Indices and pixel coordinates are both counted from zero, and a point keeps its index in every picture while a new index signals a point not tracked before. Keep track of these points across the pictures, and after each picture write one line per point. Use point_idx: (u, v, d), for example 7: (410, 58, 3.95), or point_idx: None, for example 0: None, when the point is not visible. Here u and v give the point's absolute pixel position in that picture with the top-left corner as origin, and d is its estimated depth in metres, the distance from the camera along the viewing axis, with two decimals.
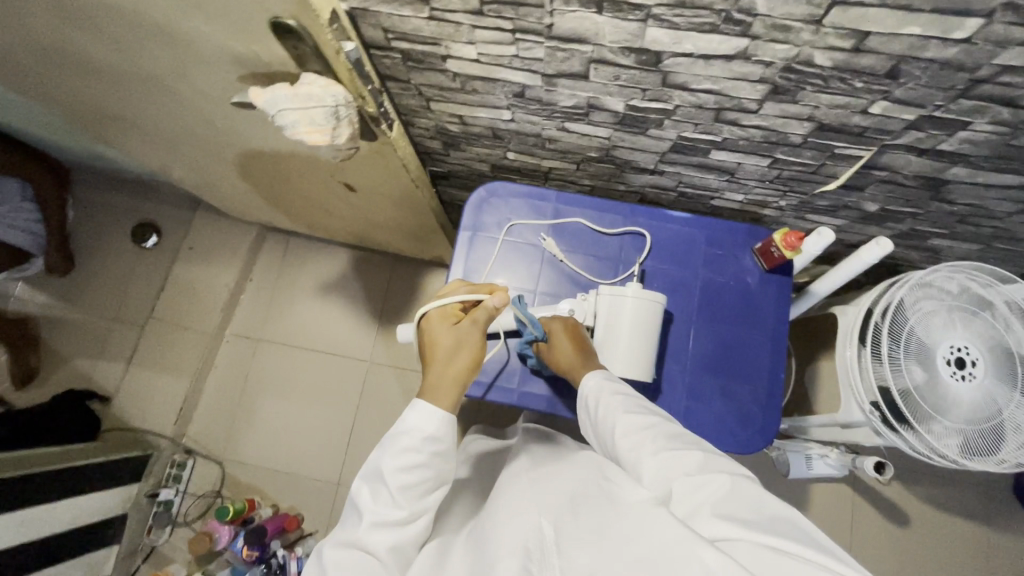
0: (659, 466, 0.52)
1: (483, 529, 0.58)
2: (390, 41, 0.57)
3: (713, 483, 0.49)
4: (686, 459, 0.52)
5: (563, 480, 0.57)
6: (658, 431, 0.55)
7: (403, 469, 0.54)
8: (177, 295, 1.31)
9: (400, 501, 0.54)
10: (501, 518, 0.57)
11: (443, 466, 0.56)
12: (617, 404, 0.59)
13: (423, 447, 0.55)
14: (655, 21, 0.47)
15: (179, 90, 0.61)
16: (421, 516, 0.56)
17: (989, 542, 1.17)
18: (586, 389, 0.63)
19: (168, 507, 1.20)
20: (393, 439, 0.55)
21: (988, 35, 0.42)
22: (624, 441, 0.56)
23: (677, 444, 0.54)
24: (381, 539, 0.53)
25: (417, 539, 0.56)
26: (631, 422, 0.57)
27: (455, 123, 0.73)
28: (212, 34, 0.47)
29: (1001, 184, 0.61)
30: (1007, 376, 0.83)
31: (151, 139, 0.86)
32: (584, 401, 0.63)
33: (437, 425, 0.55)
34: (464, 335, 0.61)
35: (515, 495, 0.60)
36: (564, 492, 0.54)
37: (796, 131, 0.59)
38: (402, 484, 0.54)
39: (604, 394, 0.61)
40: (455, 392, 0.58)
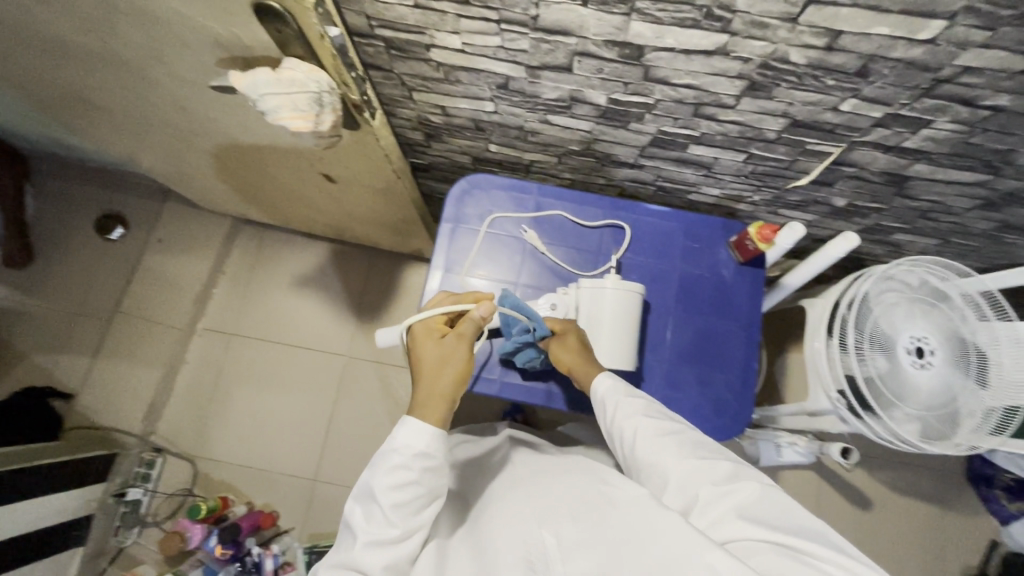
0: (684, 477, 0.55)
1: (480, 536, 0.61)
2: (374, 28, 0.57)
3: (740, 490, 0.53)
4: (715, 469, 0.55)
5: (560, 485, 0.61)
6: (679, 441, 0.58)
7: (395, 488, 0.54)
8: (144, 288, 1.27)
9: (393, 519, 0.55)
10: (498, 523, 0.60)
11: (435, 480, 0.57)
12: (636, 413, 0.61)
13: (413, 465, 0.55)
14: (639, 15, 0.48)
15: (151, 73, 0.60)
16: (416, 532, 0.57)
17: (944, 523, 1.24)
18: (598, 393, 0.65)
19: (136, 507, 1.16)
20: (382, 458, 0.56)
21: (951, 37, 0.44)
22: (645, 453, 0.58)
23: (699, 454, 0.57)
24: (376, 558, 0.54)
25: (413, 554, 0.57)
26: (650, 432, 0.59)
27: (437, 113, 0.73)
28: (190, 15, 0.45)
29: (960, 181, 0.65)
30: (961, 363, 0.88)
31: (119, 125, 0.83)
32: (599, 408, 0.64)
33: (426, 442, 0.56)
34: (451, 349, 0.60)
35: (514, 499, 0.63)
36: (565, 495, 0.58)
37: (771, 127, 0.61)
38: (394, 503, 0.54)
39: (621, 402, 0.63)
40: (443, 408, 0.58)
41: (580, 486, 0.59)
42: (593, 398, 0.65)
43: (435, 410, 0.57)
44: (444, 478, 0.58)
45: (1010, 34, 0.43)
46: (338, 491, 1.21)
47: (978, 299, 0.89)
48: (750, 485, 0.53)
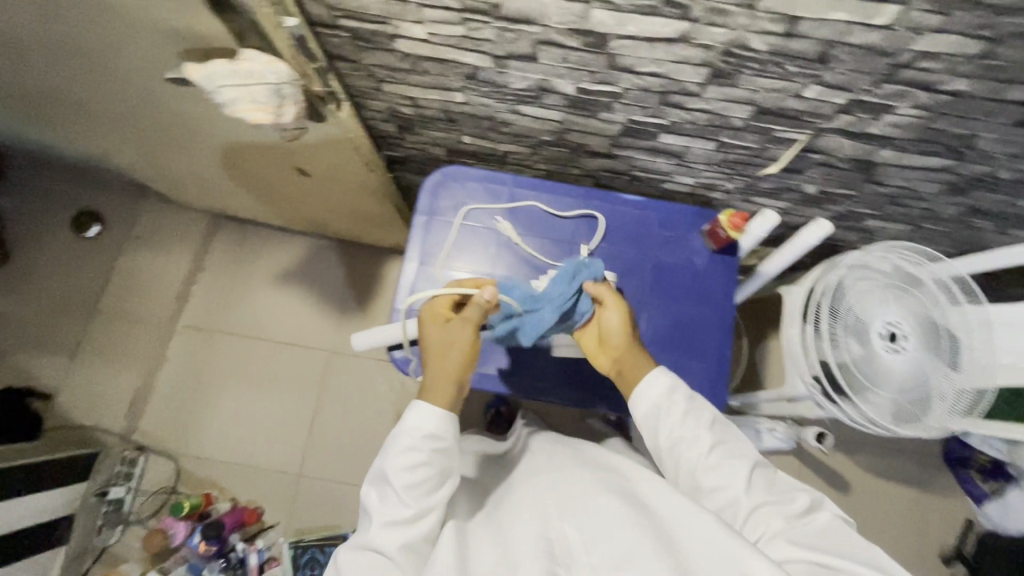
0: (755, 503, 0.56)
1: (496, 524, 0.62)
2: (337, 19, 0.56)
3: (815, 521, 0.54)
4: (788, 497, 0.56)
5: (583, 479, 0.61)
6: (750, 466, 0.58)
7: (406, 468, 0.57)
8: (123, 286, 1.26)
9: (406, 500, 0.56)
10: (516, 514, 0.61)
11: (445, 461, 0.59)
12: (703, 429, 0.60)
13: (423, 446, 0.57)
14: (599, 2, 0.48)
15: (111, 66, 0.58)
16: (431, 512, 0.58)
17: (922, 504, 1.26)
18: (658, 396, 0.62)
19: (119, 506, 1.16)
20: (392, 442, 0.58)
21: (906, 22, 0.44)
22: (713, 475, 0.58)
23: (765, 480, 0.58)
24: (391, 539, 0.56)
25: (429, 536, 0.58)
26: (718, 453, 0.59)
27: (408, 105, 0.73)
28: (142, 5, 0.45)
29: (925, 166, 0.65)
30: (934, 346, 0.89)
31: (87, 120, 0.81)
32: (657, 416, 0.62)
33: (435, 424, 0.58)
34: (456, 334, 0.62)
35: (534, 491, 0.64)
36: (591, 489, 0.59)
37: (738, 115, 0.61)
38: (407, 483, 0.56)
39: (688, 418, 0.61)
40: (449, 391, 0.60)
41: (606, 483, 0.60)
42: (648, 397, 0.62)
43: (441, 393, 0.59)
44: (456, 460, 0.60)
45: (963, 18, 0.43)
46: (323, 486, 1.21)
47: (949, 282, 0.90)
48: (824, 515, 0.55)
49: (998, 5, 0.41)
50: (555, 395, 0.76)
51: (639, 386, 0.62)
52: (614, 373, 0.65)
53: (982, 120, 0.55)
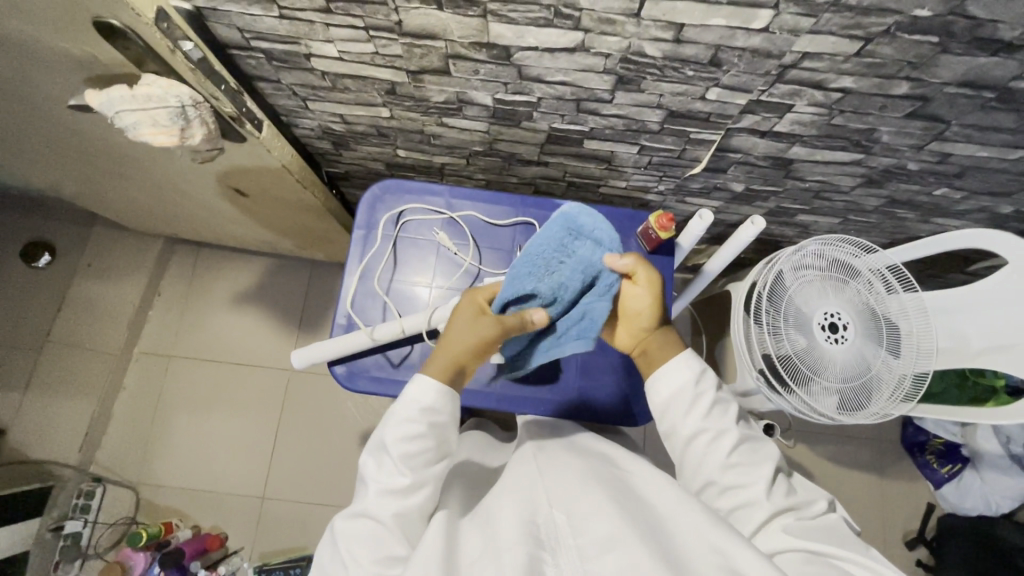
0: (775, 507, 0.56)
1: (479, 513, 0.58)
2: (249, 41, 0.57)
3: (828, 521, 0.56)
4: (807, 501, 0.58)
5: (574, 466, 0.59)
6: (773, 467, 0.59)
7: (406, 439, 0.56)
8: (76, 315, 1.23)
9: (403, 469, 0.56)
10: (500, 498, 0.57)
11: (442, 435, 0.58)
12: (729, 426, 0.60)
13: (423, 419, 0.57)
14: (494, 17, 0.49)
15: (24, 97, 0.58)
16: (426, 485, 0.57)
17: (884, 490, 1.28)
18: (684, 383, 0.61)
19: (77, 540, 1.14)
20: (393, 413, 0.58)
21: (782, 25, 0.46)
22: (733, 474, 0.58)
23: (783, 484, 0.59)
24: (386, 507, 0.55)
25: (423, 511, 0.57)
26: (740, 453, 0.59)
27: (338, 122, 0.74)
28: (38, 37, 0.45)
29: (837, 160, 0.68)
30: (873, 335, 0.91)
31: (18, 151, 0.81)
32: (681, 405, 0.61)
33: (434, 397, 0.58)
34: (479, 326, 0.61)
35: (521, 474, 0.60)
36: (585, 473, 0.57)
37: (652, 118, 0.63)
38: (408, 451, 0.56)
39: (714, 412, 0.61)
40: (448, 371, 0.59)
41: (598, 470, 0.57)
42: (673, 381, 0.62)
43: (439, 369, 0.59)
44: (456, 435, 0.60)
45: (832, 20, 0.45)
46: (288, 506, 1.20)
47: (884, 271, 0.92)
48: (834, 517, 0.57)
49: (860, 6, 0.43)
50: (500, 401, 0.76)
51: (660, 367, 0.63)
52: (636, 351, 0.66)
53: (876, 115, 0.57)
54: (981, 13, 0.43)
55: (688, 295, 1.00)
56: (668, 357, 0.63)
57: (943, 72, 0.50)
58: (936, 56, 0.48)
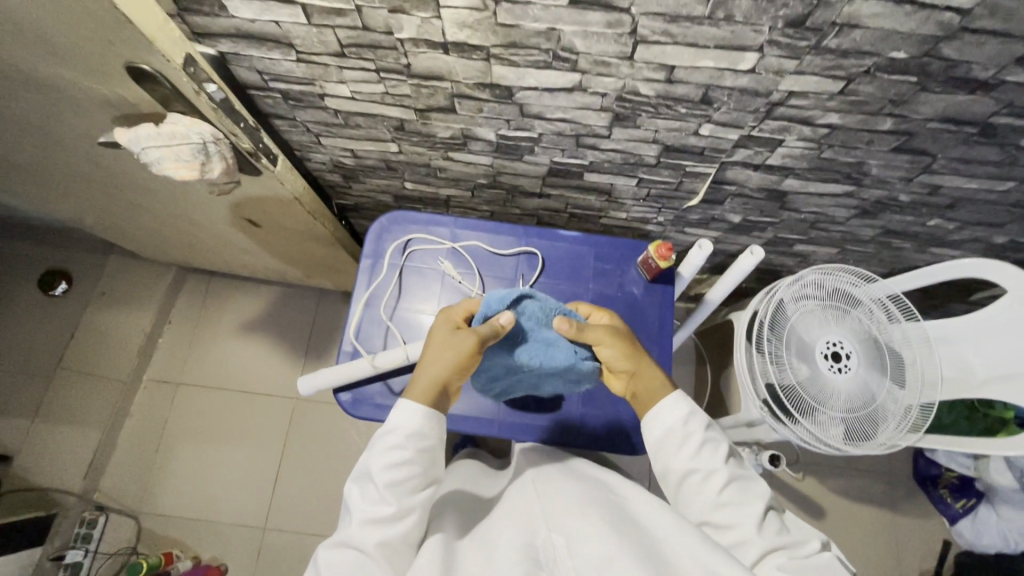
0: (767, 545, 0.55)
1: (480, 536, 0.59)
2: (267, 82, 0.61)
3: (822, 561, 0.54)
4: (801, 540, 0.57)
5: (574, 492, 0.59)
6: (762, 505, 0.58)
7: (390, 466, 0.57)
8: (86, 342, 1.24)
9: (386, 497, 0.56)
10: (501, 523, 0.58)
11: (428, 462, 0.59)
12: (718, 465, 0.60)
13: (408, 445, 0.58)
14: (497, 59, 0.53)
15: (56, 134, 0.62)
16: (410, 513, 0.57)
17: (896, 524, 1.25)
18: (674, 424, 0.62)
19: (77, 569, 1.13)
20: (378, 441, 0.59)
21: (767, 66, 0.49)
22: (724, 514, 0.58)
23: (775, 521, 0.58)
24: (369, 536, 0.55)
25: (408, 539, 0.57)
26: (731, 491, 0.59)
27: (348, 156, 0.77)
28: (74, 79, 0.48)
29: (830, 193, 0.70)
30: (875, 364, 0.91)
31: (44, 185, 0.85)
32: (671, 445, 0.62)
33: (419, 422, 0.59)
34: (457, 341, 0.61)
35: (521, 499, 0.61)
36: (584, 497, 0.57)
37: (648, 152, 0.66)
38: (392, 479, 0.57)
39: (704, 451, 0.61)
40: (430, 392, 0.60)
41: (596, 495, 0.58)
42: (666, 420, 0.62)
43: (422, 391, 0.60)
44: (442, 462, 0.61)
45: (814, 62, 0.48)
46: (288, 537, 1.18)
47: (885, 301, 0.93)
48: (829, 556, 0.55)
49: (840, 49, 0.46)
50: (501, 429, 0.76)
51: (654, 410, 0.63)
52: (630, 396, 0.67)
53: (864, 149, 0.59)
54: (955, 54, 0.45)
55: (690, 324, 1.01)
56: (661, 398, 0.63)
57: (924, 109, 0.52)
58: (916, 94, 0.50)
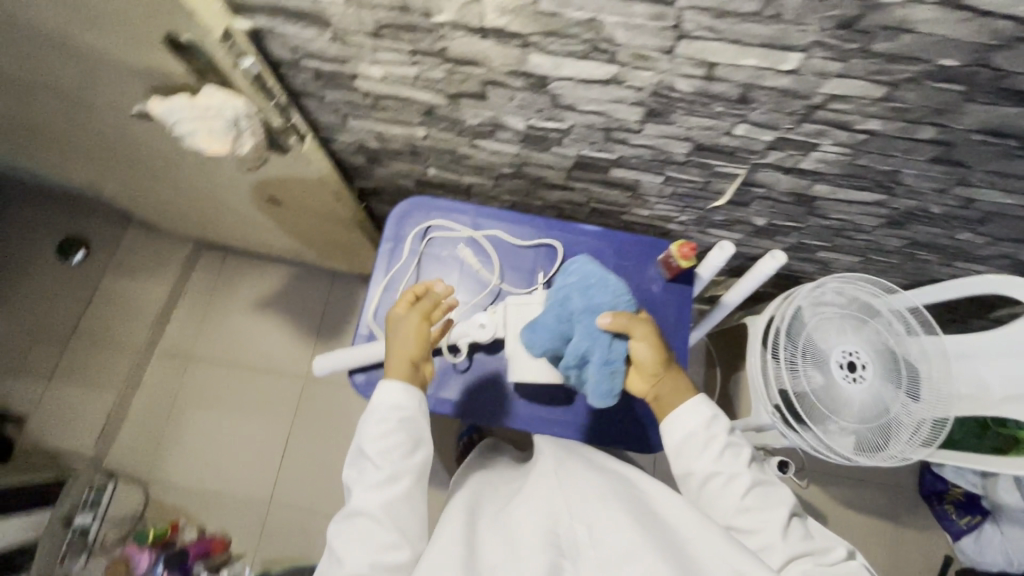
0: (791, 551, 0.56)
1: (500, 518, 0.60)
2: (300, 60, 0.60)
3: (847, 568, 0.55)
4: (826, 546, 0.57)
5: (595, 482, 0.59)
6: (786, 511, 0.59)
7: (377, 438, 0.61)
8: (103, 309, 1.27)
9: (378, 464, 0.60)
10: (522, 512, 0.59)
11: (414, 427, 0.62)
12: (741, 469, 0.62)
13: (389, 416, 0.62)
14: (534, 48, 0.52)
15: (87, 101, 0.62)
16: (406, 476, 0.60)
17: (899, 537, 1.24)
18: (698, 426, 0.64)
19: (84, 534, 1.15)
20: (366, 417, 0.63)
21: (811, 68, 0.48)
22: (747, 518, 0.59)
23: (800, 528, 0.59)
24: (371, 501, 0.58)
25: (408, 502, 0.60)
26: (754, 496, 0.60)
27: (374, 139, 0.77)
28: (112, 47, 0.48)
29: (861, 200, 0.69)
30: (891, 376, 0.90)
31: (70, 152, 0.85)
32: (694, 447, 0.63)
33: (398, 395, 0.62)
34: (402, 324, 0.66)
35: (540, 484, 0.62)
36: (604, 486, 0.58)
37: (679, 150, 0.65)
38: (383, 445, 0.60)
39: (727, 454, 0.63)
40: (403, 370, 0.64)
41: (614, 485, 0.59)
42: (689, 423, 0.64)
43: (396, 370, 0.64)
44: (428, 428, 0.63)
45: (860, 65, 0.47)
46: (293, 514, 1.20)
47: (904, 313, 0.92)
48: (854, 564, 0.56)
49: (888, 54, 0.45)
50: (512, 421, 0.76)
51: (673, 416, 0.64)
52: (648, 399, 0.67)
53: (901, 157, 0.58)
54: (1006, 65, 0.44)
55: (705, 325, 1.00)
56: (683, 402, 0.65)
57: (968, 119, 0.51)
58: (961, 104, 0.49)
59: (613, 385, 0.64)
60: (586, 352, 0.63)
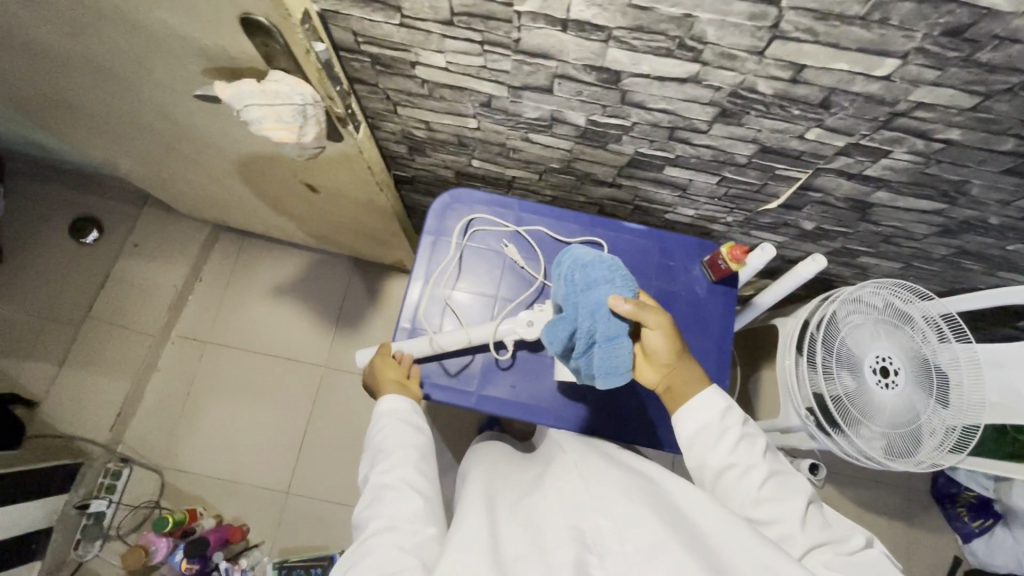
0: (811, 541, 0.54)
1: (517, 512, 0.57)
2: (360, 45, 0.58)
3: (868, 560, 0.53)
4: (843, 535, 0.55)
5: (616, 477, 0.56)
6: (804, 500, 0.56)
7: (382, 434, 0.68)
8: (122, 290, 1.23)
9: (388, 446, 0.66)
10: (542, 504, 0.56)
11: (414, 419, 0.70)
12: (758, 460, 0.59)
13: (390, 415, 0.69)
14: (616, 42, 0.50)
15: (136, 80, 0.59)
16: (412, 447, 0.66)
17: (910, 537, 1.27)
18: (710, 419, 0.61)
19: (99, 519, 1.12)
20: (373, 427, 0.70)
21: (905, 75, 0.47)
22: (765, 509, 0.56)
23: (816, 517, 0.56)
24: (385, 472, 0.63)
25: (419, 469, 0.64)
26: (770, 487, 0.57)
27: (421, 128, 0.74)
28: (178, 26, 0.46)
29: (918, 208, 0.68)
30: (924, 382, 0.90)
31: (99, 130, 0.82)
32: (708, 440, 0.60)
33: (392, 403, 0.70)
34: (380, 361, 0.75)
35: (560, 478, 0.59)
36: (625, 482, 0.55)
37: (742, 152, 0.64)
38: (394, 435, 0.67)
39: (741, 446, 0.60)
40: (392, 387, 0.72)
41: (637, 481, 0.56)
42: (702, 415, 0.61)
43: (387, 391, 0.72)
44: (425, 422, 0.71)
45: (957, 74, 0.46)
46: (310, 504, 1.19)
47: (938, 320, 0.91)
48: (872, 553, 0.54)
49: (989, 63, 0.44)
50: (555, 420, 0.75)
51: (686, 407, 0.61)
52: (660, 388, 0.64)
53: (972, 168, 0.58)
54: None
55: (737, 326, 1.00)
56: (696, 392, 0.62)
57: None
58: None
59: (623, 362, 0.57)
60: (591, 328, 0.57)
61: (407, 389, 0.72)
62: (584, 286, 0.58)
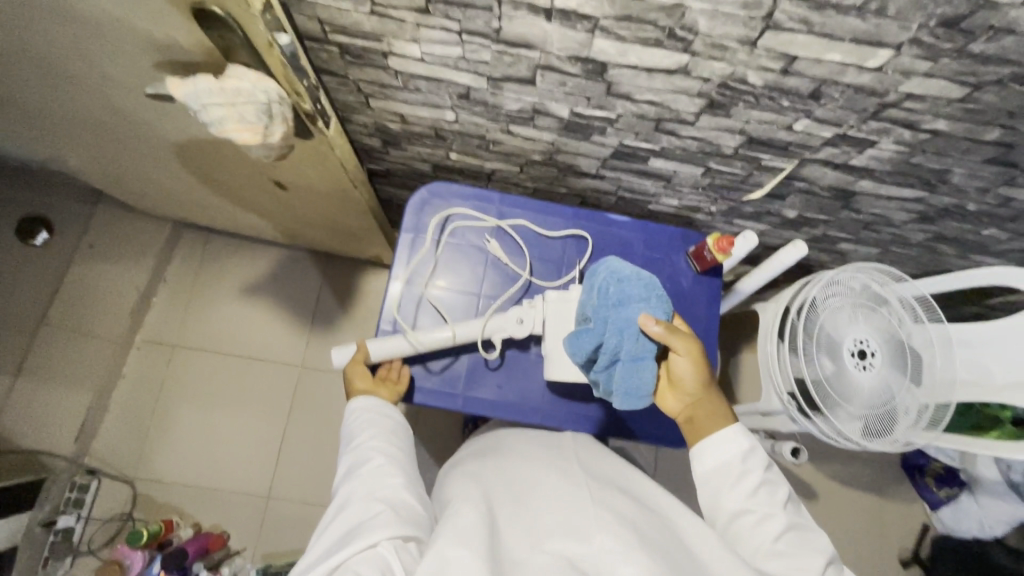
0: None
1: (519, 508, 0.56)
2: (327, 34, 0.54)
3: None
4: None
5: (620, 502, 0.56)
6: (825, 562, 0.52)
7: (358, 414, 0.68)
8: (77, 298, 1.15)
9: (364, 427, 0.66)
10: (541, 512, 0.55)
11: (391, 408, 0.70)
12: (777, 510, 0.55)
13: (364, 403, 0.69)
14: (603, 32, 0.48)
15: (76, 73, 0.53)
16: (388, 428, 0.67)
17: (883, 508, 1.32)
18: (730, 458, 0.59)
19: (68, 535, 1.08)
20: (353, 415, 0.69)
21: (897, 65, 0.46)
22: (779, 563, 0.52)
23: None
24: (363, 448, 0.63)
25: (392, 447, 0.64)
26: (788, 541, 0.53)
27: (396, 121, 0.71)
28: (120, 16, 0.41)
29: (900, 196, 0.68)
30: (900, 364, 0.91)
31: (39, 126, 0.75)
32: (724, 479, 0.58)
33: (360, 404, 0.69)
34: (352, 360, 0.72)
35: (560, 486, 0.57)
36: (634, 515, 0.55)
37: (728, 143, 0.62)
38: (369, 422, 0.67)
39: (762, 492, 0.57)
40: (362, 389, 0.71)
41: (645, 513, 0.56)
42: (722, 453, 0.59)
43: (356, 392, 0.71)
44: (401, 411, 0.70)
45: (950, 65, 0.45)
46: (293, 507, 1.16)
47: (912, 301, 0.93)
48: None
49: (982, 54, 0.44)
50: (544, 418, 0.74)
51: (706, 441, 0.60)
52: (681, 419, 0.63)
53: (956, 157, 0.58)
54: None
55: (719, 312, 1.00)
56: (717, 428, 0.60)
57: None
58: None
59: (645, 384, 0.58)
60: (618, 347, 0.57)
61: (375, 390, 0.71)
62: (615, 301, 0.58)
